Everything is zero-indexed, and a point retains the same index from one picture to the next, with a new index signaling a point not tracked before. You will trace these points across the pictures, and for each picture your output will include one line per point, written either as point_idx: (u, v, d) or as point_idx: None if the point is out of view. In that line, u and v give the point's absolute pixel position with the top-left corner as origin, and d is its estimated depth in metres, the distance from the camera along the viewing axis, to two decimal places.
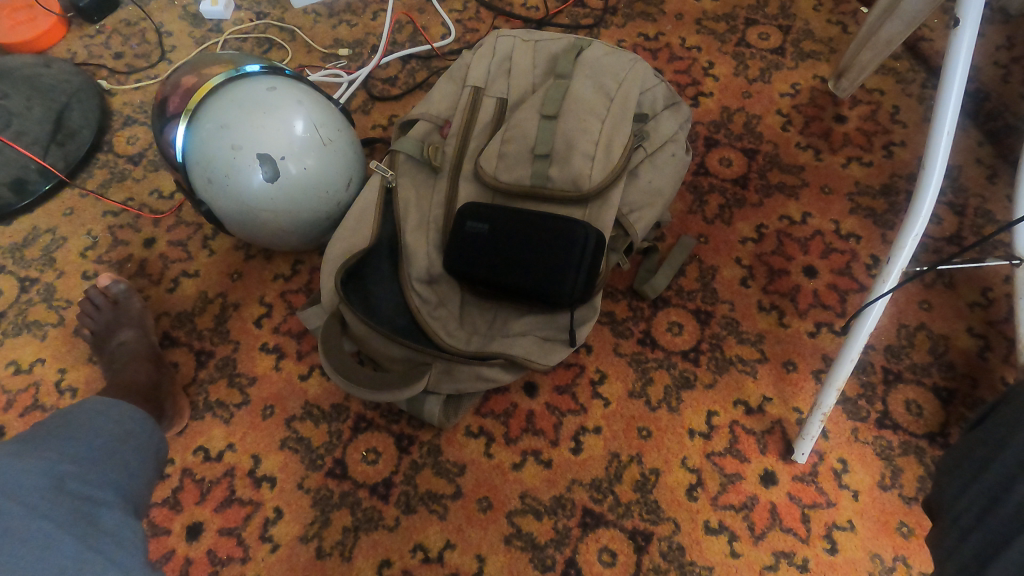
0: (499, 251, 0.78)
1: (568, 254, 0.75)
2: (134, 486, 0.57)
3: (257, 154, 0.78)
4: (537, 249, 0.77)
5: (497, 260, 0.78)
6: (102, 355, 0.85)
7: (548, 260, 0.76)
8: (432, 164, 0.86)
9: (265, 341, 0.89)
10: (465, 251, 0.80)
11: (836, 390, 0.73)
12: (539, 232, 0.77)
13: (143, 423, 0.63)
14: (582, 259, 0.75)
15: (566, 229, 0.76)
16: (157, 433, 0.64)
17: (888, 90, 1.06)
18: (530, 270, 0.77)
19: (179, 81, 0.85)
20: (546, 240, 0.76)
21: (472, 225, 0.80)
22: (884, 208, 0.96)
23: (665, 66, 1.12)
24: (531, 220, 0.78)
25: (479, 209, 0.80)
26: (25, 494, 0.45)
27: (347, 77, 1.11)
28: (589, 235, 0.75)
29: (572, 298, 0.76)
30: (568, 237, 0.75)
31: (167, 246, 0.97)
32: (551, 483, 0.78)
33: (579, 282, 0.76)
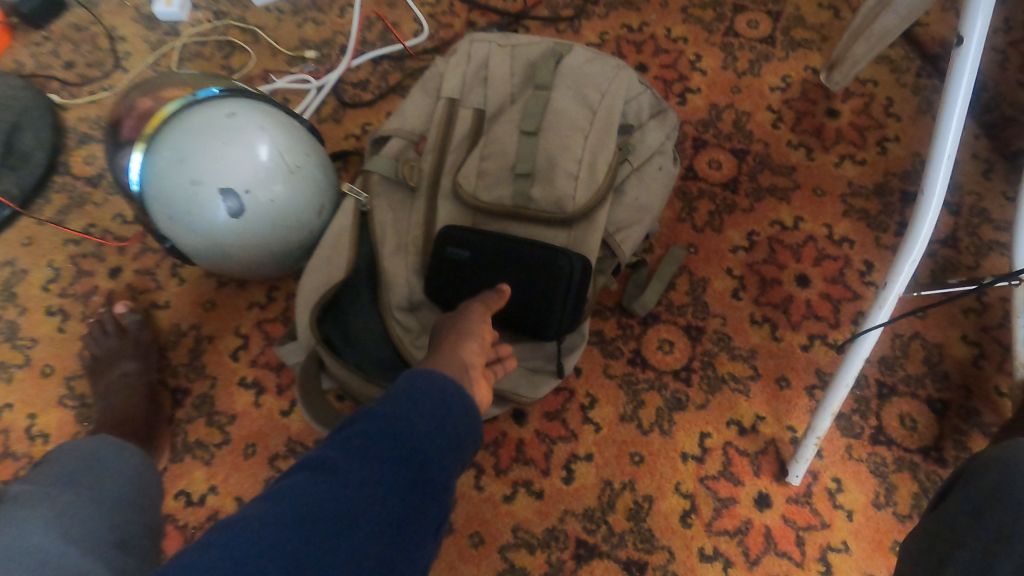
0: (483, 281, 0.75)
1: (552, 286, 0.72)
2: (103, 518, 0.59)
3: (218, 188, 0.73)
4: (522, 280, 0.73)
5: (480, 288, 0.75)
6: (98, 383, 0.82)
7: (532, 292, 0.73)
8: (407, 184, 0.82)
9: (243, 375, 0.85)
10: (445, 277, 0.77)
11: (830, 414, 0.71)
12: (523, 262, 0.73)
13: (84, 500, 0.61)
14: (567, 293, 0.72)
15: (551, 260, 0.72)
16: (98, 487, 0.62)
17: (881, 81, 1.01)
18: (516, 297, 0.73)
19: (134, 103, 0.81)
20: (531, 271, 0.73)
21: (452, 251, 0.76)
22: (878, 210, 0.93)
23: (650, 61, 1.06)
24: (516, 247, 0.74)
25: (460, 233, 0.76)
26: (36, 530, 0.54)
27: (314, 83, 1.04)
28: (573, 267, 0.71)
29: (557, 330, 0.73)
30: (554, 268, 0.72)
31: (135, 276, 0.92)
32: (543, 515, 0.77)
33: (565, 314, 0.73)
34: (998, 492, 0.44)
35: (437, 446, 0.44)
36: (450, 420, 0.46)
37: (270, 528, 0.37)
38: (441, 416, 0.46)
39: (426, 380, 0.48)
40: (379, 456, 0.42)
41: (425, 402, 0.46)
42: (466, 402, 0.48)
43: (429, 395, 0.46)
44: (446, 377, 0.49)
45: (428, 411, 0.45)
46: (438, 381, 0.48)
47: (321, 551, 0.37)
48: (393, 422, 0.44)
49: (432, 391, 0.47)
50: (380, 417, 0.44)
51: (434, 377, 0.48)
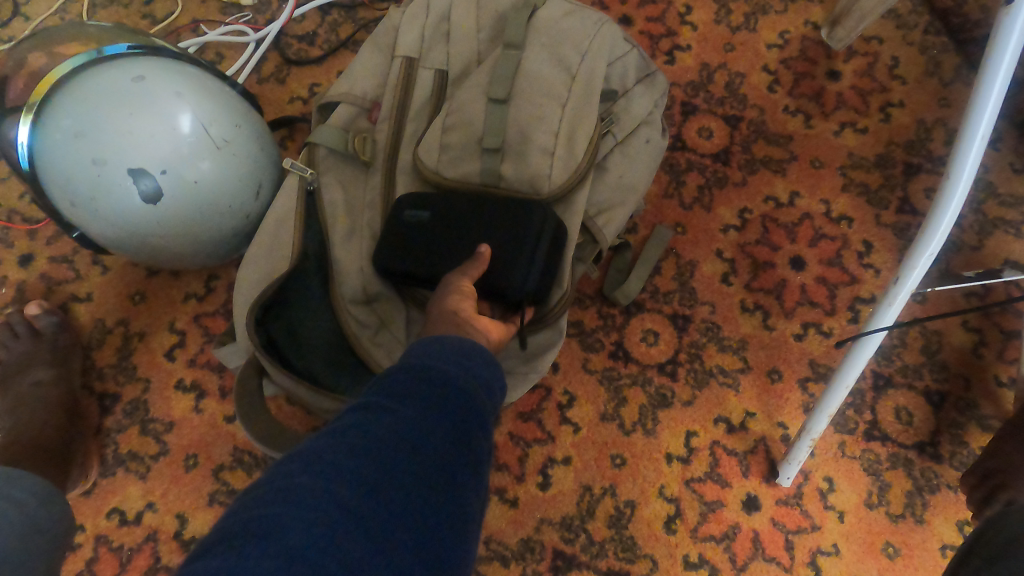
0: (444, 243, 0.64)
1: (520, 241, 0.62)
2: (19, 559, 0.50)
3: (126, 168, 0.62)
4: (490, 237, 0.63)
5: (440, 249, 0.65)
6: (8, 393, 0.72)
7: (499, 251, 0.62)
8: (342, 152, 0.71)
9: (180, 377, 0.76)
10: (395, 241, 0.66)
11: (827, 416, 0.66)
12: (487, 220, 0.64)
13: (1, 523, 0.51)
14: (539, 247, 0.62)
15: (519, 211, 0.63)
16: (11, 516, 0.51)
17: (887, 38, 0.92)
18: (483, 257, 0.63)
19: (25, 61, 0.67)
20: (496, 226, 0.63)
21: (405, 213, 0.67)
22: (879, 184, 0.86)
23: (635, 12, 0.94)
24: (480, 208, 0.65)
25: (415, 197, 0.67)
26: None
27: (252, 36, 0.90)
28: (543, 216, 0.63)
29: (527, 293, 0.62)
30: (523, 219, 0.62)
31: (49, 264, 0.80)
32: (518, 525, 0.71)
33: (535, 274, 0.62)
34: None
35: (478, 394, 0.41)
36: (481, 372, 0.43)
37: (327, 476, 0.32)
38: (473, 366, 0.43)
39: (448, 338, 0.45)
40: (423, 401, 0.38)
41: (454, 357, 0.42)
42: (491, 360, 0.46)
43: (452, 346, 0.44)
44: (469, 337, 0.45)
45: (461, 362, 0.42)
46: (460, 340, 0.45)
47: (388, 494, 0.32)
48: (431, 371, 0.40)
49: (455, 345, 0.44)
50: (413, 370, 0.40)
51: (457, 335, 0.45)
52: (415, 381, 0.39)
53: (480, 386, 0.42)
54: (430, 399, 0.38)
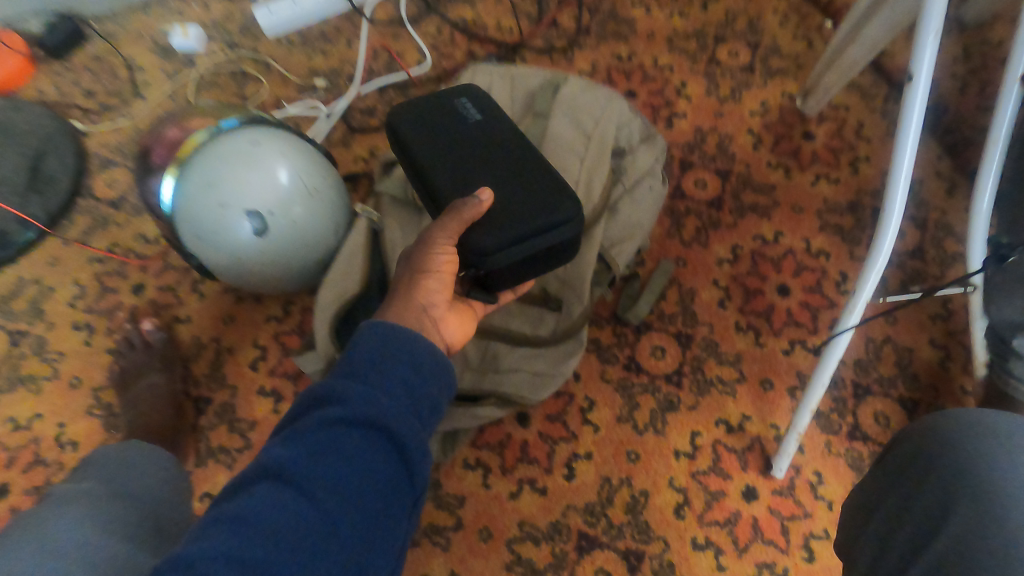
0: (472, 149, 0.71)
1: (535, 214, 0.65)
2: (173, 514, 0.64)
3: (244, 210, 0.79)
4: (512, 190, 0.67)
5: (471, 171, 0.69)
6: (125, 393, 0.87)
7: (511, 199, 0.66)
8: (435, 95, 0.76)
9: (262, 384, 0.91)
10: (445, 147, 0.71)
11: (810, 412, 0.78)
12: (528, 168, 0.69)
13: (154, 481, 0.65)
14: (540, 239, 0.65)
15: (552, 200, 0.66)
16: (158, 480, 0.66)
17: (852, 106, 1.09)
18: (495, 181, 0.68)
19: (163, 133, 0.87)
20: (527, 186, 0.67)
21: (471, 132, 0.72)
22: (851, 225, 1.01)
23: (639, 87, 1.14)
24: (536, 162, 0.70)
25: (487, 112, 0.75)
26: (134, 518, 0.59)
27: (325, 111, 1.11)
28: (568, 218, 0.66)
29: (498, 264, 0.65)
30: (547, 210, 0.65)
31: (156, 292, 0.97)
32: (547, 510, 0.82)
33: (520, 251, 0.65)
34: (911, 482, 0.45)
35: (403, 407, 0.47)
36: (410, 377, 0.49)
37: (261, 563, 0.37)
38: (398, 387, 0.48)
39: (377, 340, 0.50)
40: (343, 454, 0.43)
41: (380, 369, 0.48)
42: (416, 355, 0.50)
43: (374, 364, 0.48)
44: (400, 328, 0.51)
45: (386, 374, 0.48)
46: (394, 338, 0.50)
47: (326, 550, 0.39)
48: (351, 402, 0.45)
49: (373, 361, 0.48)
50: (335, 402, 0.45)
51: (387, 343, 0.49)
52: (336, 418, 0.44)
53: (406, 391, 0.48)
54: (352, 434, 0.44)
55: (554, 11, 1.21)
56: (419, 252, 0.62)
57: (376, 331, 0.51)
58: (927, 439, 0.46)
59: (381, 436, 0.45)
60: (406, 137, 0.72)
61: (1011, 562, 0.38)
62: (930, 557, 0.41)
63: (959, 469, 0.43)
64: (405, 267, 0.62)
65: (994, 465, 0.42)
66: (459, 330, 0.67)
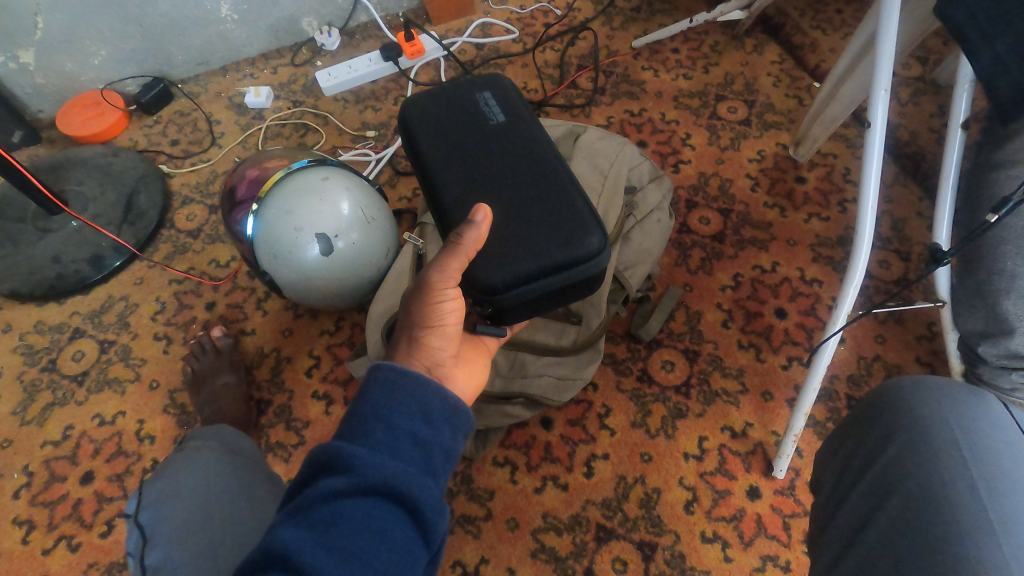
0: (487, 162, 0.68)
1: (553, 247, 0.64)
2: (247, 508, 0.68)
3: (314, 233, 0.93)
4: (530, 218, 0.65)
5: (486, 200, 0.66)
6: (200, 392, 0.99)
7: (531, 227, 0.64)
8: (448, 104, 0.73)
9: (316, 389, 1.03)
10: (461, 169, 0.68)
11: (804, 415, 0.88)
12: (549, 188, 0.67)
13: (235, 479, 0.70)
14: (568, 273, 0.64)
15: (577, 229, 0.64)
16: (239, 478, 0.71)
17: (840, 154, 1.23)
18: (512, 200, 0.66)
19: (245, 172, 1.03)
20: (546, 212, 0.65)
21: (487, 149, 0.69)
22: (841, 257, 1.12)
23: (649, 138, 1.30)
24: (554, 182, 0.67)
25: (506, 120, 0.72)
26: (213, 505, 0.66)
27: (375, 156, 1.27)
28: (590, 252, 0.64)
29: (522, 300, 0.65)
30: (571, 242, 0.64)
31: (227, 308, 1.12)
32: (568, 504, 0.91)
33: (545, 287, 0.64)
34: (869, 414, 0.55)
35: (411, 463, 0.47)
36: (419, 427, 0.49)
37: None
38: (406, 438, 0.48)
39: (382, 390, 0.49)
40: (355, 515, 0.42)
41: (387, 423, 0.47)
42: (421, 403, 0.50)
43: (382, 418, 0.48)
44: (404, 372, 0.50)
45: (394, 428, 0.47)
46: (400, 386, 0.49)
47: None
48: (358, 469, 0.44)
49: (380, 414, 0.48)
50: (341, 469, 0.44)
51: (392, 391, 0.49)
52: (343, 488, 0.43)
53: (415, 445, 0.48)
54: (362, 503, 0.43)
55: (574, 74, 1.40)
56: (420, 302, 0.60)
57: (380, 378, 0.50)
58: (881, 390, 0.56)
59: (392, 495, 0.44)
60: (424, 159, 0.70)
61: (917, 449, 0.49)
62: (876, 469, 0.51)
63: (900, 406, 0.53)
64: (405, 318, 0.60)
65: (932, 400, 0.52)
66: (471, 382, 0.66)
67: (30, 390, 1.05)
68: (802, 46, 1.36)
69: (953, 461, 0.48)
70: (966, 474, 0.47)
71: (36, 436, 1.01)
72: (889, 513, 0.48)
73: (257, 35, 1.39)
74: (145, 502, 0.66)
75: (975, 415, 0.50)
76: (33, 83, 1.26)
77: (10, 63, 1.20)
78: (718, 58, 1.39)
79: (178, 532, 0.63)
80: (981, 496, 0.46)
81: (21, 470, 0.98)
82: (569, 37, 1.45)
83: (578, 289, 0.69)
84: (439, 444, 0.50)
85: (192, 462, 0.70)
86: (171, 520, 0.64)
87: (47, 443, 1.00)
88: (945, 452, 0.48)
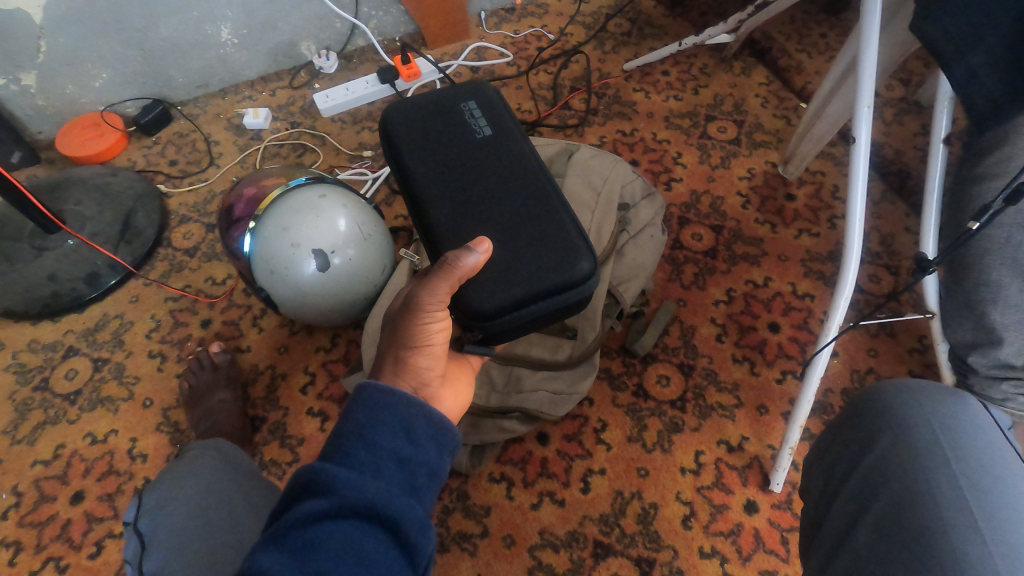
0: (477, 181, 0.69)
1: (546, 269, 0.65)
2: (241, 516, 0.67)
3: (311, 249, 0.94)
4: (519, 237, 0.66)
5: (475, 216, 0.67)
6: (194, 409, 0.99)
7: (524, 249, 0.65)
8: (436, 118, 0.74)
9: (311, 406, 1.02)
10: (449, 184, 0.69)
11: (800, 427, 0.88)
12: (540, 209, 0.68)
13: (230, 491, 0.69)
14: (559, 298, 0.65)
15: (568, 252, 0.66)
16: (234, 489, 0.70)
17: (828, 172, 1.26)
18: (503, 220, 0.67)
19: (242, 191, 1.04)
20: (535, 232, 0.66)
21: (473, 164, 0.71)
22: (832, 272, 1.14)
23: (641, 157, 1.32)
24: (545, 202, 0.68)
25: (495, 136, 0.73)
26: (208, 513, 0.66)
27: (371, 175, 1.29)
28: (583, 276, 0.65)
29: (513, 325, 0.66)
30: (562, 266, 0.65)
31: (222, 325, 1.12)
32: (565, 520, 0.90)
33: (536, 311, 0.65)
34: (854, 417, 0.56)
35: (396, 483, 0.45)
36: (404, 446, 0.47)
37: None
38: (387, 459, 0.46)
39: (364, 409, 0.48)
40: (335, 540, 0.40)
41: (369, 442, 0.46)
42: (406, 419, 0.48)
43: (364, 437, 0.46)
44: (387, 389, 0.49)
45: (376, 448, 0.46)
46: (383, 404, 0.48)
47: None
48: (338, 490, 0.42)
49: (362, 433, 0.46)
50: (321, 491, 0.42)
51: (376, 408, 0.48)
52: (323, 510, 0.41)
53: (399, 464, 0.46)
54: (342, 526, 0.41)
55: (567, 96, 1.43)
56: (408, 324, 0.58)
57: (362, 397, 0.48)
58: (866, 393, 0.57)
59: (375, 518, 0.42)
60: (412, 173, 0.71)
61: (900, 448, 0.50)
62: (864, 468, 0.52)
63: (885, 407, 0.54)
64: (392, 341, 0.58)
65: (915, 401, 0.53)
66: (456, 401, 0.64)
67: (21, 409, 1.04)
68: (788, 68, 1.39)
69: (938, 460, 0.49)
70: (950, 473, 0.48)
71: (26, 455, 0.99)
72: (875, 514, 0.49)
73: (256, 58, 1.41)
74: (144, 508, 0.66)
75: (957, 414, 0.52)
76: (33, 105, 1.27)
77: (12, 86, 1.22)
78: (707, 80, 1.43)
79: (176, 538, 0.63)
80: (967, 492, 0.46)
81: (9, 490, 0.96)
82: (561, 60, 1.49)
83: (568, 310, 0.70)
84: (424, 463, 0.48)
85: (193, 468, 0.71)
86: (170, 523, 0.64)
87: (37, 463, 0.99)
88: (929, 450, 0.49)
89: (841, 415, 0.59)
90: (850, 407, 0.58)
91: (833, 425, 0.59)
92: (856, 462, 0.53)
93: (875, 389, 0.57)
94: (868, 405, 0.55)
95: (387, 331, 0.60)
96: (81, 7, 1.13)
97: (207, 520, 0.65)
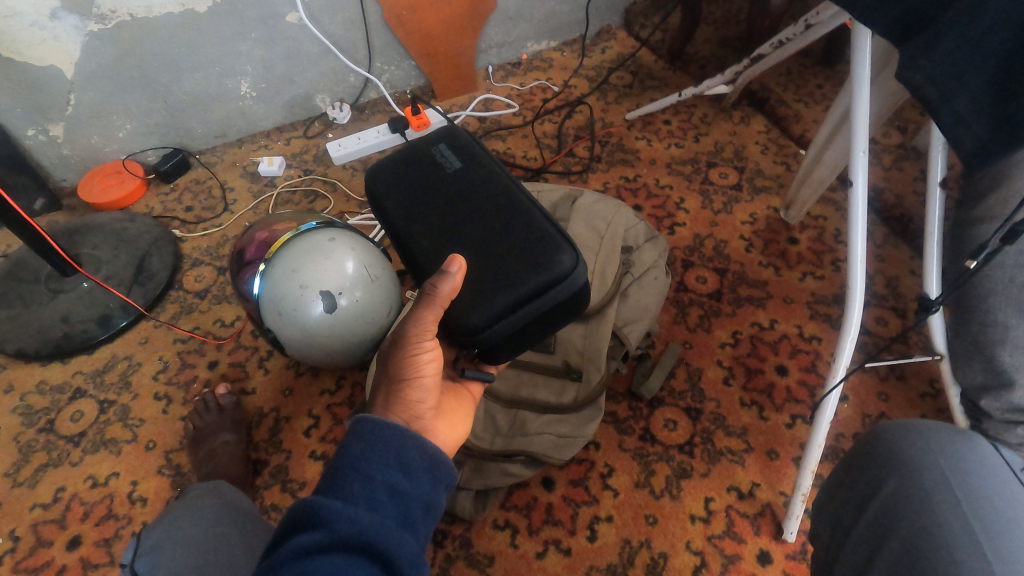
0: (453, 209, 0.71)
1: (527, 270, 0.64)
2: (236, 550, 0.67)
3: (319, 291, 0.96)
4: (498, 249, 0.66)
5: (457, 241, 0.68)
6: (197, 451, 0.98)
7: (504, 258, 0.66)
8: (410, 160, 0.77)
9: (314, 449, 1.02)
10: (430, 222, 0.71)
11: (812, 473, 0.86)
12: (514, 219, 0.68)
13: (226, 527, 0.69)
14: (547, 297, 0.65)
15: (547, 250, 0.65)
16: (230, 525, 0.69)
17: (829, 217, 1.27)
18: (480, 236, 0.68)
19: (254, 235, 1.06)
20: (513, 240, 0.67)
21: (448, 195, 0.72)
22: (838, 314, 1.13)
23: (644, 202, 1.35)
24: (517, 212, 0.69)
25: (466, 163, 0.75)
26: (202, 549, 0.65)
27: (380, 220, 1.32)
28: (565, 272, 0.65)
29: (506, 335, 0.66)
30: (543, 264, 0.64)
31: (229, 367, 1.12)
32: (572, 570, 0.87)
33: (528, 314, 0.65)
34: (861, 459, 0.55)
35: (390, 518, 0.45)
36: (399, 479, 0.47)
37: None
38: (382, 494, 0.45)
39: (360, 442, 0.48)
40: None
41: (363, 474, 0.46)
42: (400, 453, 0.48)
43: (358, 472, 0.46)
44: (383, 422, 0.49)
45: (370, 480, 0.46)
46: (378, 437, 0.48)
47: None
48: (331, 522, 0.41)
49: (357, 468, 0.46)
50: (314, 524, 0.41)
51: (370, 441, 0.48)
52: (316, 544, 0.40)
53: (393, 498, 0.46)
54: (334, 561, 0.40)
55: (571, 144, 1.47)
56: (398, 357, 0.59)
57: (358, 430, 0.48)
58: (871, 434, 0.56)
59: (367, 554, 0.41)
60: (394, 218, 0.74)
61: (907, 490, 0.49)
62: (872, 511, 0.51)
63: (891, 448, 0.53)
64: (385, 376, 0.59)
65: (919, 441, 0.52)
66: (453, 435, 0.63)
67: (25, 450, 1.03)
68: (786, 117, 1.43)
69: (947, 501, 0.47)
70: (960, 514, 0.46)
71: (26, 499, 0.98)
72: (887, 559, 0.47)
73: (273, 110, 1.48)
74: (142, 549, 0.65)
75: (966, 455, 0.50)
76: (59, 154, 1.33)
77: (40, 136, 1.27)
78: (707, 128, 1.47)
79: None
80: (978, 534, 0.45)
81: (6, 534, 0.95)
82: (565, 111, 1.55)
83: (562, 315, 0.69)
84: (418, 499, 0.47)
85: (194, 509, 0.70)
86: (167, 563, 0.63)
87: (36, 506, 0.98)
88: (937, 492, 0.48)
89: (848, 457, 0.58)
90: (857, 448, 0.57)
91: (840, 469, 0.58)
92: (866, 504, 0.52)
93: (881, 429, 0.56)
94: (873, 449, 0.55)
95: (382, 365, 0.61)
96: (110, 62, 1.19)
97: (202, 556, 0.65)
